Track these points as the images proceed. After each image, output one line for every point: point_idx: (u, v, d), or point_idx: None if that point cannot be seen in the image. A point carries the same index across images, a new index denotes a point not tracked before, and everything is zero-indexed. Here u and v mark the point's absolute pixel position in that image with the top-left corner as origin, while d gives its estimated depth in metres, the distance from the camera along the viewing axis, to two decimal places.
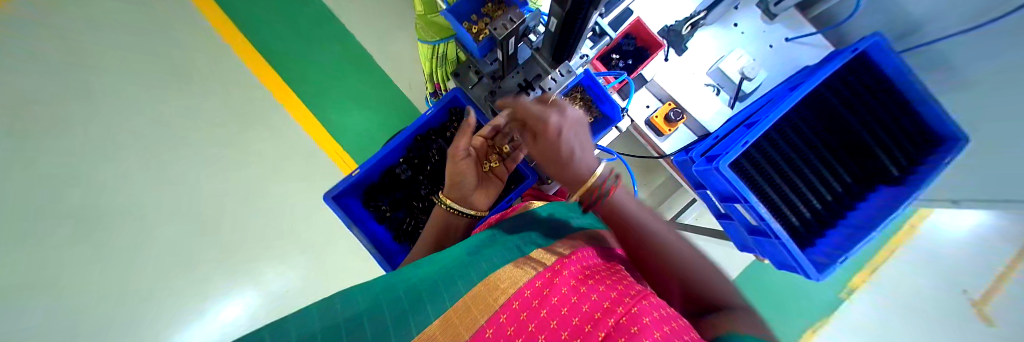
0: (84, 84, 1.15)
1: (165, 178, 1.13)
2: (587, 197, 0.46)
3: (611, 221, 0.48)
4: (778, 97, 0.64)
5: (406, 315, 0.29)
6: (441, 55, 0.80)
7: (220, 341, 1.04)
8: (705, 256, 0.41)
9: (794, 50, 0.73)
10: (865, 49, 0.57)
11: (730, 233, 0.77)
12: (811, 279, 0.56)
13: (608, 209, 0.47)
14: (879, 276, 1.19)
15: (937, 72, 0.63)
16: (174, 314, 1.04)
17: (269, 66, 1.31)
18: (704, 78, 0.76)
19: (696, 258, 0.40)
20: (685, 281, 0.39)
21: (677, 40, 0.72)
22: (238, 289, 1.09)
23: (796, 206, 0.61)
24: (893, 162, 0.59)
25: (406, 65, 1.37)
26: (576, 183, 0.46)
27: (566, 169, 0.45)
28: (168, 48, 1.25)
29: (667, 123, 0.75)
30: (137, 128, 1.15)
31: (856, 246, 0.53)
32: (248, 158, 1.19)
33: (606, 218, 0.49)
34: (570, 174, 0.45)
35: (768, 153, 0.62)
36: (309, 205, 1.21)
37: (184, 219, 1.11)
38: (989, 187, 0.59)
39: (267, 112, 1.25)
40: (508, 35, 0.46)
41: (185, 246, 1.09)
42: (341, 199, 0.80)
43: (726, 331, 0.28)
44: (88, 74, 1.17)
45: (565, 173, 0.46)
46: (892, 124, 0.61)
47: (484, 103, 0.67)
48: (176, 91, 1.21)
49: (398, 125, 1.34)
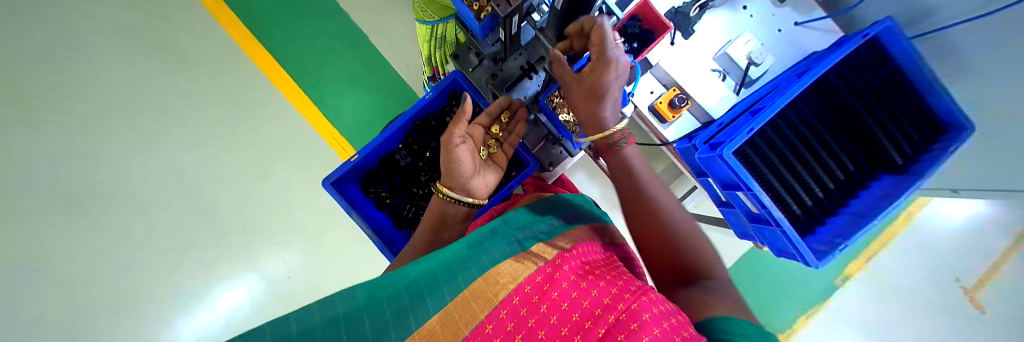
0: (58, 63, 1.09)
1: (156, 162, 1.10)
2: (603, 143, 0.52)
3: (619, 181, 0.53)
4: (785, 84, 0.63)
5: (405, 310, 0.29)
6: (440, 36, 0.77)
7: (223, 324, 1.05)
8: (689, 225, 0.45)
9: (805, 34, 0.71)
10: (875, 34, 0.55)
11: (730, 221, 0.77)
12: (811, 267, 0.56)
13: (618, 159, 0.52)
14: (872, 266, 1.19)
15: (948, 61, 0.61)
16: (175, 298, 1.03)
17: (260, 47, 1.26)
18: (711, 64, 0.74)
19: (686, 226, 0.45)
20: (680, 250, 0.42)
21: (684, 23, 0.71)
22: (238, 273, 1.09)
23: (797, 194, 0.60)
24: (898, 150, 0.58)
25: (403, 46, 1.33)
26: (596, 126, 0.52)
27: (596, 107, 0.51)
28: (157, 26, 1.20)
29: (671, 110, 0.74)
30: (126, 109, 1.11)
31: (855, 235, 0.53)
32: (243, 142, 1.17)
33: (617, 176, 0.53)
34: (592, 118, 0.52)
35: (773, 142, 0.61)
36: (307, 189, 1.20)
37: (178, 204, 1.10)
38: (989, 177, 0.59)
39: (260, 95, 1.22)
40: (512, 12, 0.44)
41: (183, 231, 1.08)
42: (340, 185, 0.80)
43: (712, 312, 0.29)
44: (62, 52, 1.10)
45: (589, 117, 0.52)
46: (899, 109, 0.59)
47: (485, 86, 0.66)
48: (163, 73, 1.17)
49: (395, 109, 1.31)
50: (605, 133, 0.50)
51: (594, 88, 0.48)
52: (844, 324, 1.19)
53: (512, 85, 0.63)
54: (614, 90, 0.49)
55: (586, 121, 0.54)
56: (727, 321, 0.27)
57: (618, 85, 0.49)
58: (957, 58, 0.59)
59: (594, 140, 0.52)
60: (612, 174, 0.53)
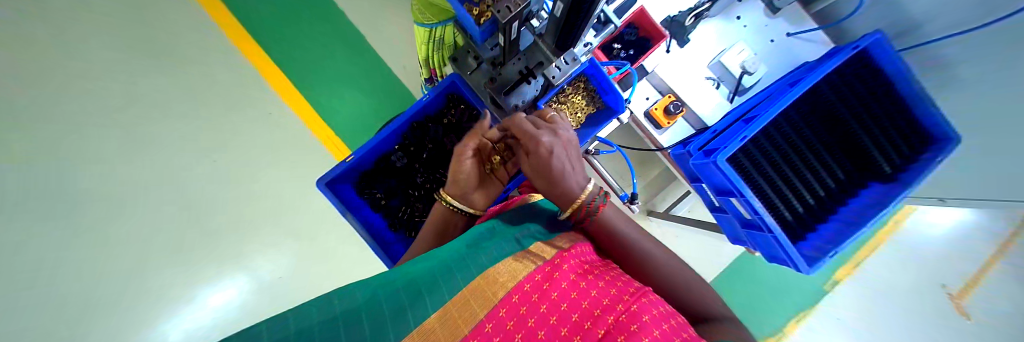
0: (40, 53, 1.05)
1: (143, 160, 1.08)
2: (577, 215, 0.48)
3: (598, 240, 0.50)
4: (778, 92, 0.64)
5: (404, 309, 0.28)
6: (439, 39, 0.77)
7: (211, 326, 1.03)
8: (686, 273, 0.45)
9: (795, 45, 0.73)
10: (866, 45, 0.57)
11: (723, 226, 0.78)
12: (803, 273, 0.57)
13: (598, 226, 0.49)
14: (862, 271, 1.20)
15: (937, 73, 0.62)
16: (161, 300, 1.01)
17: (256, 46, 1.26)
18: (705, 72, 0.75)
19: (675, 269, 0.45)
20: (673, 297, 0.43)
21: (679, 31, 0.72)
22: (228, 274, 1.07)
23: (789, 200, 0.61)
24: (887, 160, 0.59)
25: (400, 48, 1.33)
26: (565, 199, 0.48)
27: (558, 185, 0.47)
28: (149, 22, 1.18)
29: (665, 116, 0.75)
30: (114, 105, 1.09)
31: (845, 242, 0.54)
32: (236, 141, 1.16)
33: (596, 237, 0.50)
34: (558, 193, 0.48)
35: (765, 149, 0.62)
36: (301, 190, 1.19)
37: (167, 203, 1.07)
38: (974, 187, 0.61)
39: (255, 94, 1.21)
40: (512, 19, 0.44)
41: (172, 230, 1.06)
42: (336, 187, 0.79)
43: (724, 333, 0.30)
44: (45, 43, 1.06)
45: (554, 193, 0.48)
46: (889, 119, 0.61)
47: (483, 90, 0.66)
48: (155, 69, 1.15)
49: (392, 111, 1.31)
50: (576, 204, 0.47)
51: (550, 164, 0.46)
52: (832, 329, 1.19)
53: (511, 89, 0.62)
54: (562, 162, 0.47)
55: (552, 198, 0.50)
56: None
57: (573, 161, 0.49)
58: (946, 69, 0.60)
59: (568, 214, 0.49)
60: (595, 241, 0.51)
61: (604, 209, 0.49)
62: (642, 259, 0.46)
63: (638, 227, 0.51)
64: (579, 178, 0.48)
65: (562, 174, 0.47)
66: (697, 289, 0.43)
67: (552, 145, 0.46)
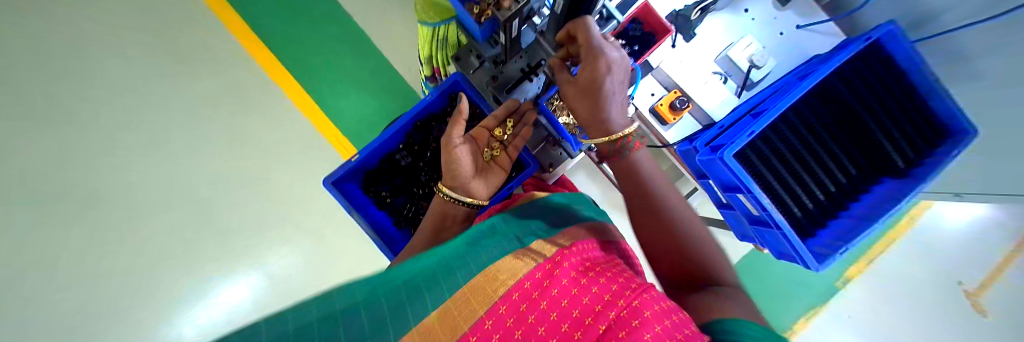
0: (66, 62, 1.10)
1: (160, 161, 1.12)
2: (609, 148, 0.48)
3: (623, 182, 0.50)
4: (786, 86, 0.63)
5: (403, 305, 0.29)
6: (442, 38, 0.78)
7: (226, 322, 1.06)
8: (706, 238, 0.42)
9: (806, 38, 0.72)
10: (877, 38, 0.56)
11: (730, 223, 0.77)
12: (812, 270, 0.56)
13: (626, 166, 0.49)
14: (874, 268, 1.17)
15: (953, 64, 0.60)
16: (179, 297, 1.04)
17: (262, 47, 1.27)
18: (712, 66, 0.74)
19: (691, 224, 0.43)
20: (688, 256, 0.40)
21: (685, 26, 0.71)
22: (241, 272, 1.10)
23: (799, 196, 0.60)
24: (900, 154, 0.58)
25: (405, 47, 1.33)
26: (601, 129, 0.48)
27: (599, 111, 0.47)
28: (160, 28, 1.21)
29: (671, 112, 0.74)
30: (132, 109, 1.13)
31: (856, 238, 0.53)
32: (246, 142, 1.18)
33: (619, 175, 0.51)
34: (595, 119, 0.48)
35: (773, 145, 0.60)
36: (309, 189, 1.21)
37: (182, 203, 1.11)
38: (993, 181, 0.59)
39: (263, 95, 1.23)
40: (511, 17, 0.45)
41: (187, 229, 1.09)
42: (341, 185, 0.80)
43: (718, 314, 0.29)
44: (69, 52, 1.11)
45: (591, 118, 0.48)
46: (903, 114, 0.59)
47: (486, 88, 0.67)
48: (168, 73, 1.19)
49: (398, 110, 1.32)
50: (614, 135, 0.46)
51: (600, 86, 0.44)
52: (844, 327, 1.18)
53: (513, 88, 0.63)
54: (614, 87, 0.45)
55: (586, 122, 0.50)
56: (730, 321, 0.27)
57: (621, 89, 0.46)
58: (961, 62, 0.59)
59: (599, 143, 0.49)
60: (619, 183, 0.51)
61: (637, 149, 0.49)
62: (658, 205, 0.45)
63: (665, 181, 0.49)
64: (621, 111, 0.48)
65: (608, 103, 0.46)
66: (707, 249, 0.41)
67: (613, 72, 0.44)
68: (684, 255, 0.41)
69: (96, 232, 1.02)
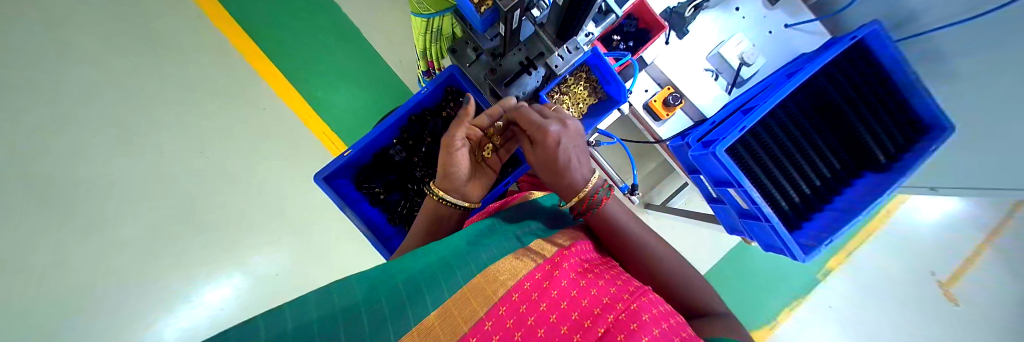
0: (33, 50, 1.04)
1: (137, 156, 1.06)
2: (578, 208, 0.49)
3: (601, 233, 0.50)
4: (776, 83, 0.64)
5: (403, 305, 0.29)
6: (436, 30, 0.76)
7: (209, 323, 1.03)
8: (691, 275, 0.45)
9: (794, 37, 0.74)
10: (862, 37, 0.58)
11: (720, 217, 0.79)
12: (798, 261, 0.58)
13: (601, 220, 0.49)
14: (856, 259, 1.21)
15: (932, 64, 0.63)
16: (159, 297, 1.00)
17: (248, 38, 1.23)
18: (704, 64, 0.75)
19: (670, 259, 0.46)
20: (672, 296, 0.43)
21: (679, 23, 0.72)
22: (225, 271, 1.06)
23: (786, 191, 0.62)
24: (882, 149, 0.60)
25: (397, 41, 1.31)
26: (571, 190, 0.49)
27: (565, 177, 0.49)
28: (136, 16, 1.15)
29: (665, 108, 0.74)
30: (104, 100, 1.07)
31: (841, 230, 0.55)
32: (229, 136, 1.14)
33: (596, 230, 0.51)
34: (564, 183, 0.49)
35: (764, 140, 0.62)
36: (298, 185, 1.18)
37: (161, 200, 1.06)
38: (970, 176, 0.62)
39: (248, 88, 1.19)
40: (513, 7, 0.44)
41: (166, 226, 1.05)
42: (333, 180, 0.78)
43: (707, 334, 0.33)
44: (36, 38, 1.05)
45: (560, 182, 0.50)
46: (885, 113, 0.62)
47: (483, 82, 0.65)
48: (144, 63, 1.13)
49: (389, 105, 1.30)
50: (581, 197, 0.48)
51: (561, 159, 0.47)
52: (827, 316, 1.21)
53: (512, 80, 0.62)
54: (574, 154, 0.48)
55: (556, 188, 0.51)
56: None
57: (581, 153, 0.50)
58: (942, 62, 0.61)
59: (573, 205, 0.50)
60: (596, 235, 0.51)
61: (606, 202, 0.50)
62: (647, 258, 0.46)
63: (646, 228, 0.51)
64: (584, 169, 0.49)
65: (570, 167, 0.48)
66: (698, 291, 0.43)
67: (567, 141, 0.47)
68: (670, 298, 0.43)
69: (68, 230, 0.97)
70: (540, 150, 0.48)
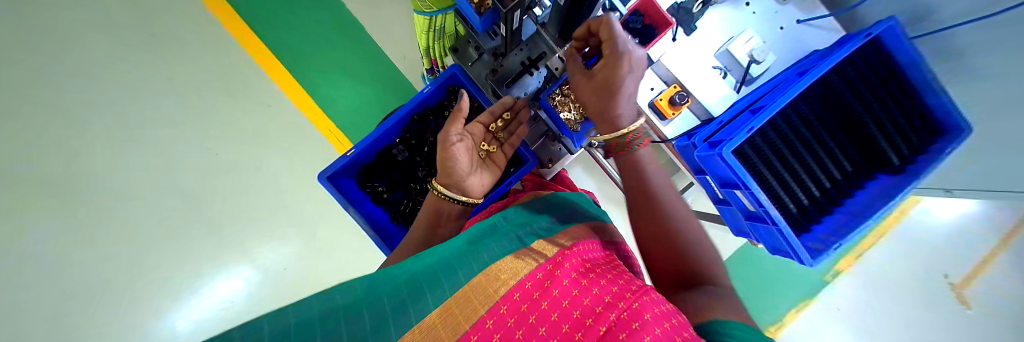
0: (51, 50, 1.07)
1: (149, 153, 1.09)
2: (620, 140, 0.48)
3: (625, 175, 0.51)
4: (786, 82, 0.62)
5: (405, 303, 0.29)
6: (439, 28, 0.75)
7: (220, 315, 1.05)
8: (700, 237, 0.43)
9: (804, 32, 0.71)
10: (878, 33, 0.55)
11: (726, 218, 0.78)
12: (806, 265, 0.57)
13: (630, 160, 0.50)
14: (863, 264, 1.19)
15: (948, 61, 0.60)
16: (171, 291, 1.03)
17: (251, 34, 1.22)
18: (712, 61, 0.73)
19: (687, 222, 0.44)
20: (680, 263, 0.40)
21: (686, 19, 0.70)
22: (232, 265, 1.08)
23: (795, 194, 0.61)
24: (896, 151, 0.58)
25: (400, 37, 1.30)
26: (611, 124, 0.49)
27: (612, 107, 0.48)
28: (144, 14, 1.15)
29: (670, 107, 0.73)
30: (118, 98, 1.09)
31: (850, 235, 0.54)
32: (237, 133, 1.15)
33: (622, 171, 0.51)
34: (605, 113, 0.49)
35: (772, 141, 0.60)
36: (303, 182, 1.19)
37: (172, 196, 1.09)
38: (984, 178, 0.60)
39: (254, 85, 1.20)
40: (513, 8, 0.44)
41: (179, 221, 1.08)
42: (336, 179, 0.79)
43: (716, 315, 0.29)
44: (53, 40, 1.08)
45: (600, 110, 0.49)
46: (902, 112, 0.60)
47: (485, 82, 0.65)
48: (154, 61, 1.14)
49: (393, 102, 1.30)
50: (623, 131, 0.47)
51: (618, 84, 0.46)
52: (835, 320, 1.20)
53: (513, 81, 0.62)
54: (630, 84, 0.47)
55: (597, 118, 0.50)
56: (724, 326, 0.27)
57: (636, 88, 0.48)
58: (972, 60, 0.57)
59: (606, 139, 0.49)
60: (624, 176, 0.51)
61: (642, 147, 0.50)
62: (659, 209, 0.45)
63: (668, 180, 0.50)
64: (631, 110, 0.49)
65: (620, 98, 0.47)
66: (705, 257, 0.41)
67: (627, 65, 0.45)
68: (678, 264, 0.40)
69: (85, 223, 1.00)
70: (603, 67, 0.46)
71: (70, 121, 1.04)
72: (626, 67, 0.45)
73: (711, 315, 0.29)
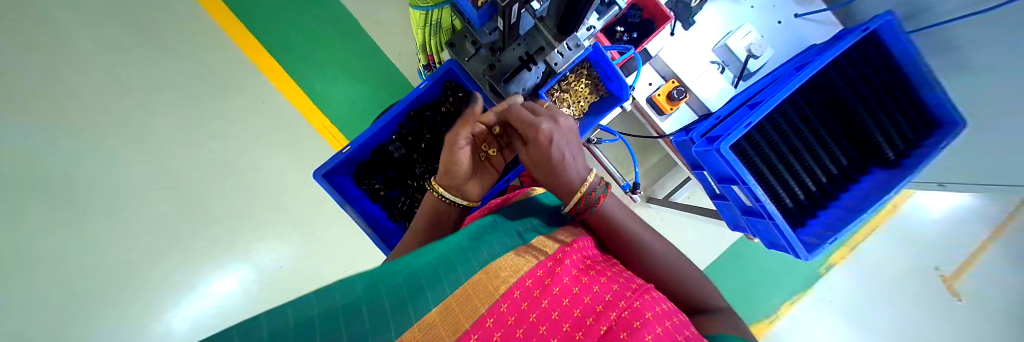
0: (34, 47, 1.03)
1: (141, 150, 1.07)
2: (579, 207, 0.47)
3: (598, 229, 0.48)
4: (783, 77, 0.62)
5: (405, 302, 0.28)
6: (435, 23, 0.74)
7: (216, 313, 1.05)
8: (689, 269, 0.43)
9: (802, 26, 0.71)
10: (874, 28, 0.56)
11: (723, 213, 0.78)
12: (801, 259, 0.57)
13: (598, 218, 0.47)
14: (856, 255, 1.21)
15: (946, 55, 0.60)
16: (168, 290, 1.02)
17: (243, 29, 1.19)
18: (709, 56, 0.73)
19: (672, 261, 0.44)
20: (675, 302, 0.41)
21: (684, 13, 0.70)
22: (229, 262, 1.07)
23: (791, 188, 0.61)
24: (892, 146, 0.59)
25: (396, 31, 1.28)
26: (568, 189, 0.47)
27: (560, 177, 0.47)
28: (130, 8, 1.12)
29: (669, 102, 0.72)
30: (106, 94, 1.07)
31: (845, 229, 0.54)
32: (230, 130, 1.13)
33: (595, 228, 0.49)
34: (560, 183, 0.47)
35: (769, 136, 0.61)
36: (299, 179, 1.18)
37: (166, 194, 1.07)
38: (977, 172, 0.61)
39: (247, 81, 1.17)
40: (511, 2, 0.43)
41: (173, 219, 1.06)
42: (332, 177, 0.78)
43: (716, 330, 0.30)
44: (37, 35, 1.04)
45: (555, 183, 0.48)
46: (898, 107, 0.60)
47: (481, 77, 0.64)
48: (142, 56, 1.11)
49: (389, 98, 1.29)
50: (579, 195, 0.46)
51: (550, 156, 0.45)
52: (827, 310, 1.22)
53: (511, 76, 0.61)
54: (567, 150, 0.46)
55: (554, 189, 0.49)
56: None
57: (576, 150, 0.48)
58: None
59: (572, 206, 0.47)
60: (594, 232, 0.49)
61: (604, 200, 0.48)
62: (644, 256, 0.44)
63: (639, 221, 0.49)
64: (579, 168, 0.48)
65: (563, 162, 0.46)
66: (700, 287, 0.42)
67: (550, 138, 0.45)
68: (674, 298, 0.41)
69: (78, 222, 0.98)
70: (532, 148, 0.46)
71: (62, 117, 1.02)
72: (556, 139, 0.45)
73: (713, 329, 0.31)
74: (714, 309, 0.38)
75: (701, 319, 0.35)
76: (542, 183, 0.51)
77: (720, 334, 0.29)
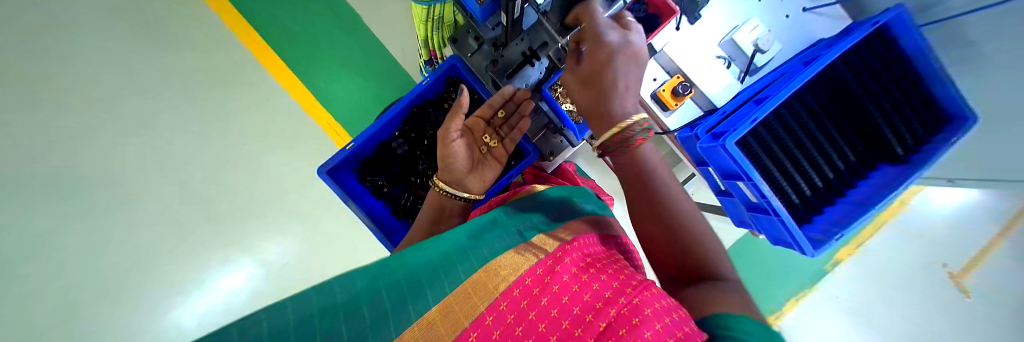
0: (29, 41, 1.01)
1: (145, 148, 1.08)
2: (616, 141, 0.44)
3: (626, 174, 0.48)
4: (790, 72, 0.61)
5: (405, 299, 0.28)
6: (438, 17, 0.73)
7: (223, 309, 1.06)
8: (707, 234, 0.42)
9: (811, 20, 0.70)
10: (884, 22, 0.54)
11: (728, 210, 0.77)
12: (808, 256, 0.57)
13: (629, 160, 0.46)
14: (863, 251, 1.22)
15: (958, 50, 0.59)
16: (175, 284, 1.04)
17: (248, 28, 1.21)
18: (716, 51, 0.71)
19: (693, 220, 0.43)
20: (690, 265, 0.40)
21: (690, 8, 0.68)
22: (235, 258, 1.09)
23: (797, 184, 0.60)
24: (900, 142, 0.58)
25: (398, 28, 1.27)
26: (607, 117, 0.45)
27: (607, 101, 0.45)
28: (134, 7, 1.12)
29: (673, 97, 0.71)
30: (106, 91, 1.06)
31: (852, 225, 0.53)
32: (234, 127, 1.14)
33: (626, 170, 0.47)
34: (601, 108, 0.46)
35: (775, 132, 0.60)
36: (302, 176, 1.18)
37: (171, 191, 1.08)
38: (983, 168, 0.61)
39: (251, 79, 1.18)
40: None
41: (178, 216, 1.07)
42: (336, 173, 0.78)
43: (719, 309, 0.30)
44: (30, 27, 1.02)
45: (596, 106, 0.46)
46: (907, 102, 0.59)
47: (485, 73, 0.65)
48: (146, 54, 1.12)
49: (391, 95, 1.28)
50: (619, 125, 0.44)
51: (610, 74, 0.44)
52: (834, 306, 1.22)
53: (514, 72, 0.62)
54: (625, 76, 0.44)
55: (592, 111, 0.47)
56: (728, 318, 0.28)
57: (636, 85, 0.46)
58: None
59: (604, 138, 0.45)
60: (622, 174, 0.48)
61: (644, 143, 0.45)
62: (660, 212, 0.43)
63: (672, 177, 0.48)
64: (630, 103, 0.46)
65: (617, 89, 0.44)
66: (716, 256, 0.40)
67: (618, 54, 0.43)
68: (690, 263, 0.40)
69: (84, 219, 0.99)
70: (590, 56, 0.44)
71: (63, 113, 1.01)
72: (622, 58, 0.43)
73: (715, 309, 0.30)
74: (724, 279, 0.37)
75: (702, 293, 0.34)
76: (580, 106, 0.50)
77: (714, 314, 0.29)
